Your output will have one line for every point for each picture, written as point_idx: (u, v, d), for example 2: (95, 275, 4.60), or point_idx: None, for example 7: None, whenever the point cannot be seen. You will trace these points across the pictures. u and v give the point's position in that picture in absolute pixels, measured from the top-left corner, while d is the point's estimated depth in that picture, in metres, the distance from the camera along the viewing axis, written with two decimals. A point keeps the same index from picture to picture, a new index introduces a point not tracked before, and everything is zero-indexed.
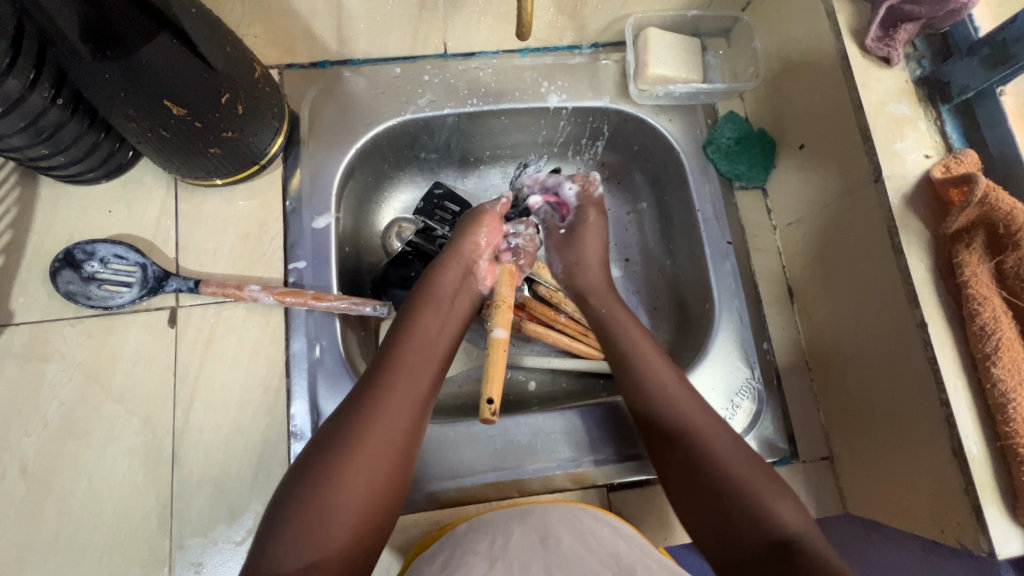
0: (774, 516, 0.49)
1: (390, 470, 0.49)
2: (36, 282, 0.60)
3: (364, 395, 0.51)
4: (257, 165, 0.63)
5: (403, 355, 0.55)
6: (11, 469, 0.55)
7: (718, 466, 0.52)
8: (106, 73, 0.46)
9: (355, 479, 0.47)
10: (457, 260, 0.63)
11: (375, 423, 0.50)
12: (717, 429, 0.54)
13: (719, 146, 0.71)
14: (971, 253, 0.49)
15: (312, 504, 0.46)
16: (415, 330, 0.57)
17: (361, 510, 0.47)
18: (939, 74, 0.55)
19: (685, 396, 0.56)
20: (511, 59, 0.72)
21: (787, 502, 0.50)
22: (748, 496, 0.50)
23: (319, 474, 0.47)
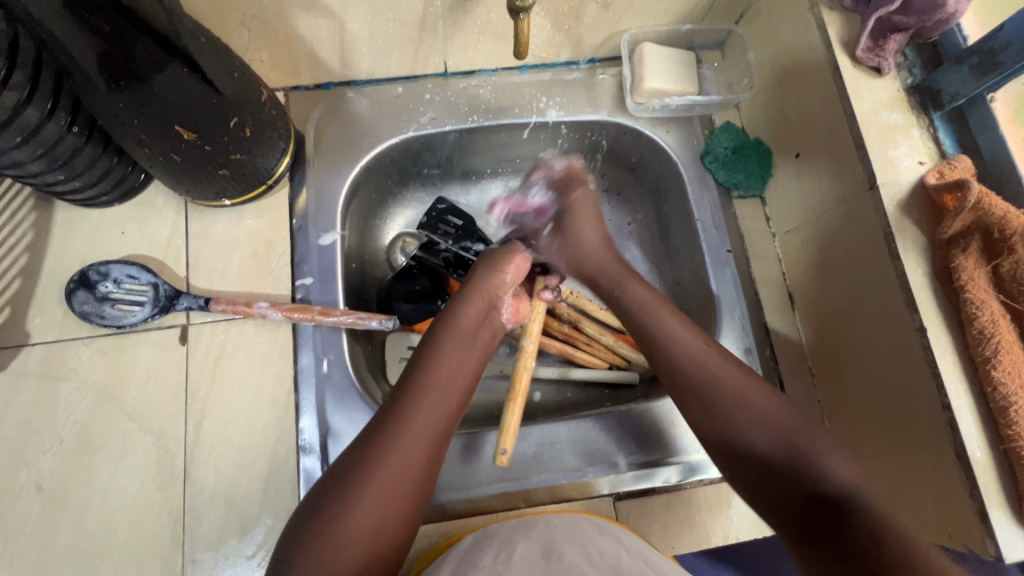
0: (827, 475, 0.48)
1: (407, 502, 0.49)
2: (52, 303, 0.62)
3: (385, 424, 0.51)
4: (265, 185, 0.65)
5: (427, 383, 0.54)
6: (27, 487, 0.57)
7: (764, 432, 0.52)
8: (119, 102, 0.47)
9: (371, 507, 0.47)
10: (480, 294, 0.62)
11: (394, 452, 0.49)
12: (777, 408, 0.53)
13: (717, 156, 0.72)
14: (968, 257, 0.49)
15: (324, 537, 0.45)
16: (438, 360, 0.56)
17: (370, 539, 0.46)
18: (930, 82, 0.56)
19: (744, 382, 0.55)
20: (510, 76, 0.74)
21: (835, 458, 0.49)
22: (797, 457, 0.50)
23: (337, 500, 0.47)
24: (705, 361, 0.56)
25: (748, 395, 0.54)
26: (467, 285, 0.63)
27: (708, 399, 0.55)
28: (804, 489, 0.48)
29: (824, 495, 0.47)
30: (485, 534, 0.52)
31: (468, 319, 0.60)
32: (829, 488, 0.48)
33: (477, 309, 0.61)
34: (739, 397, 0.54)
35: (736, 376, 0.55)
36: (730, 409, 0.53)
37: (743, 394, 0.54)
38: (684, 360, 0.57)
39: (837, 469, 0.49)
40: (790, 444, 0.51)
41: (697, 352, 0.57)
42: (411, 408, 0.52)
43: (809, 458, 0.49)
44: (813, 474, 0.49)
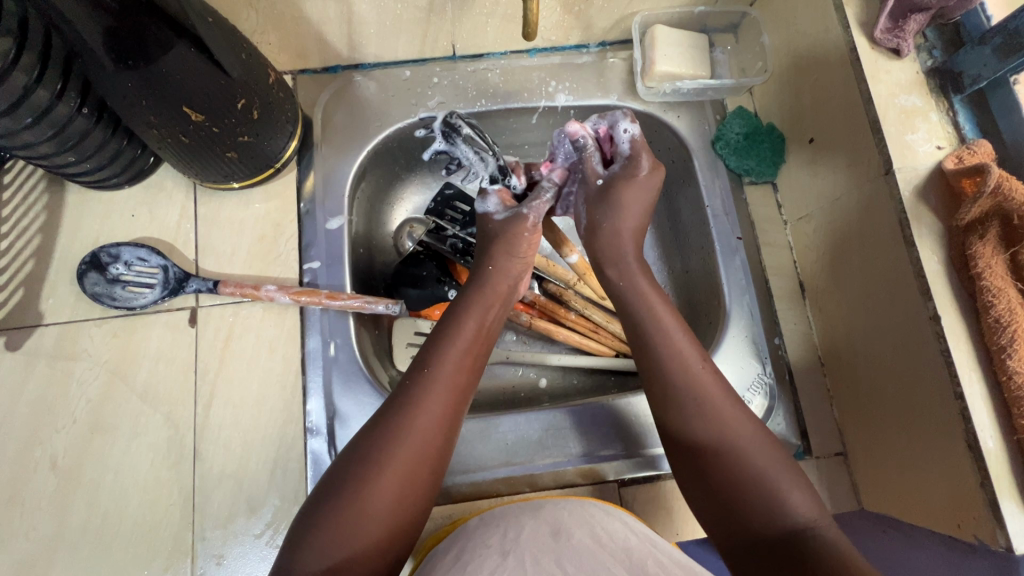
0: (789, 506, 0.47)
1: (421, 479, 0.49)
2: (64, 284, 0.62)
3: (399, 400, 0.51)
4: (272, 168, 0.65)
5: (440, 357, 0.54)
6: (42, 463, 0.58)
7: (735, 450, 0.50)
8: (128, 81, 0.47)
9: (385, 487, 0.47)
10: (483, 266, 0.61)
11: (410, 427, 0.49)
12: (763, 448, 0.50)
13: (728, 141, 0.70)
14: (985, 244, 0.48)
15: (336, 517, 0.45)
16: (447, 335, 0.55)
17: (389, 514, 0.47)
18: (951, 65, 0.54)
19: (730, 406, 0.52)
20: (519, 59, 0.73)
21: (803, 492, 0.48)
22: (765, 487, 0.48)
23: (353, 476, 0.47)
24: (701, 376, 0.53)
25: (718, 403, 0.52)
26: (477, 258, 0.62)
27: (687, 408, 0.52)
28: (761, 519, 0.47)
29: (783, 528, 0.46)
30: (493, 514, 0.52)
31: (481, 294, 0.59)
32: (785, 522, 0.46)
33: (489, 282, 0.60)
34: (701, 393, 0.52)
35: (732, 409, 0.52)
36: (709, 430, 0.51)
37: (728, 423, 0.51)
38: (680, 379, 0.53)
39: (798, 501, 0.47)
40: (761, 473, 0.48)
41: (693, 373, 0.53)
42: (425, 385, 0.52)
43: (776, 489, 0.47)
44: (781, 506, 0.47)
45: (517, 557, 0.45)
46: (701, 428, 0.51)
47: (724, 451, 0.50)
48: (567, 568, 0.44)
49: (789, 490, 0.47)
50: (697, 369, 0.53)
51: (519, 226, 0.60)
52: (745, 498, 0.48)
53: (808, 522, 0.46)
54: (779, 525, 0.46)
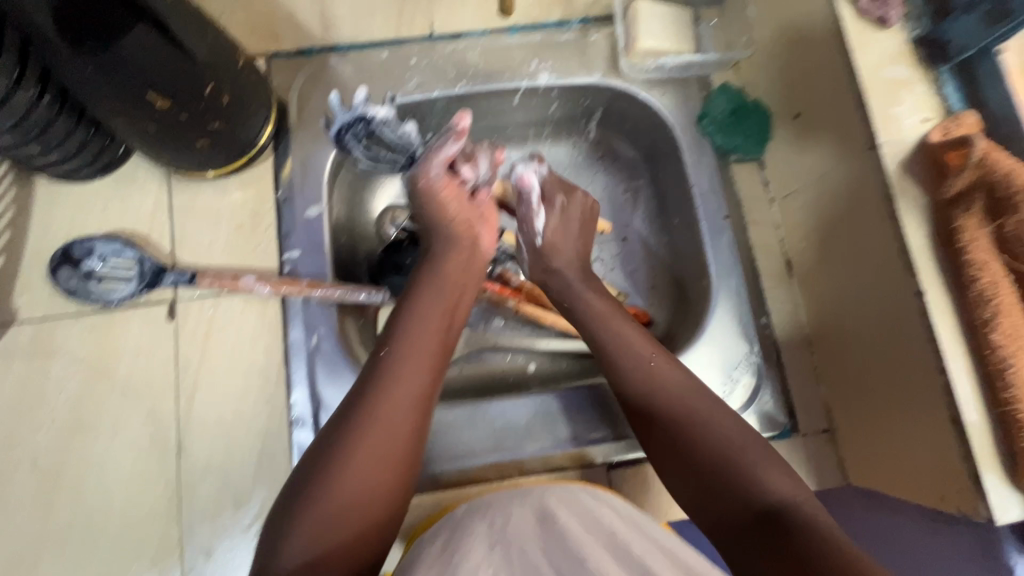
0: (760, 480, 0.48)
1: (397, 464, 0.48)
2: (37, 281, 0.61)
3: (364, 391, 0.50)
4: (247, 155, 0.63)
5: (407, 339, 0.53)
6: (24, 462, 0.57)
7: (708, 434, 0.52)
8: (86, 67, 0.45)
9: (357, 474, 0.47)
10: (458, 243, 0.62)
11: (379, 414, 0.49)
12: (722, 420, 0.52)
13: (714, 119, 0.69)
14: (970, 217, 0.47)
15: (316, 503, 0.45)
16: (416, 320, 0.55)
17: (364, 507, 0.47)
18: (938, 33, 0.53)
19: (691, 388, 0.55)
20: (499, 38, 0.71)
21: (777, 473, 0.49)
22: (738, 470, 0.49)
23: (325, 467, 0.47)
24: (659, 368, 0.56)
25: (670, 381, 0.55)
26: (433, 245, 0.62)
27: (650, 394, 0.55)
28: (738, 504, 0.48)
29: (761, 506, 0.47)
30: (479, 504, 0.52)
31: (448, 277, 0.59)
32: (764, 499, 0.47)
33: (456, 261, 0.61)
34: (653, 372, 0.56)
35: (691, 392, 0.55)
36: (675, 411, 0.54)
37: (693, 404, 0.54)
38: (639, 376, 0.56)
39: (772, 480, 0.48)
40: (732, 454, 0.50)
41: (651, 369, 0.56)
42: (397, 368, 0.51)
43: (750, 468, 0.49)
44: (754, 488, 0.48)
45: (503, 551, 0.46)
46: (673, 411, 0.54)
47: (696, 435, 0.52)
48: (558, 565, 0.45)
49: (761, 471, 0.49)
50: (651, 361, 0.57)
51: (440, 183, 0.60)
52: (723, 476, 0.50)
53: (785, 498, 0.47)
54: (754, 510, 0.47)
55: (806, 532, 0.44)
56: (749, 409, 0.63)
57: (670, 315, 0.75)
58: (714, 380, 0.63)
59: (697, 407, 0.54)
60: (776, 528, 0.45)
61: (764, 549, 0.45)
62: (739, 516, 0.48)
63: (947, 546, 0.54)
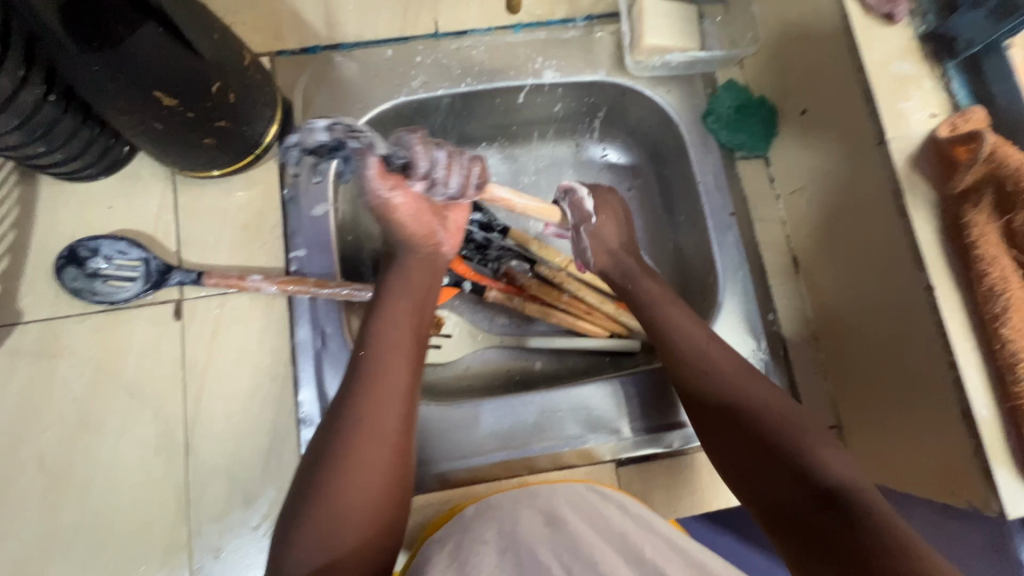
0: (817, 463, 0.48)
1: (393, 468, 0.48)
2: (41, 281, 0.61)
3: (345, 400, 0.50)
4: (253, 154, 0.63)
5: (379, 346, 0.53)
6: (30, 464, 0.57)
7: (771, 413, 0.52)
8: (94, 65, 0.45)
9: (356, 482, 0.47)
10: (420, 242, 0.59)
11: (364, 414, 0.49)
12: (777, 400, 0.52)
13: (719, 116, 0.69)
14: (979, 213, 0.47)
15: (316, 516, 0.45)
16: (387, 324, 0.54)
17: (368, 511, 0.47)
18: (944, 29, 0.53)
19: (745, 379, 0.54)
20: (504, 36, 0.70)
21: (836, 455, 0.48)
22: (795, 454, 0.49)
23: (318, 480, 0.47)
24: (716, 359, 0.55)
25: (718, 359, 0.55)
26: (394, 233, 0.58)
27: (704, 382, 0.55)
28: (798, 489, 0.47)
29: (822, 490, 0.46)
30: (487, 505, 0.52)
31: (414, 271, 0.58)
32: (826, 483, 0.46)
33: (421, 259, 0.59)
34: (704, 349, 0.56)
35: (748, 378, 0.54)
36: (724, 399, 0.54)
37: (757, 393, 0.53)
38: (699, 353, 0.56)
39: (834, 465, 0.48)
40: (790, 437, 0.50)
41: (705, 345, 0.56)
42: (374, 375, 0.51)
43: (808, 455, 0.48)
44: (814, 474, 0.47)
45: (513, 554, 0.46)
46: (721, 403, 0.53)
47: (747, 421, 0.52)
48: (568, 565, 0.44)
49: (820, 453, 0.48)
50: (709, 353, 0.56)
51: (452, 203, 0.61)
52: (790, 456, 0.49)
53: (847, 485, 0.46)
54: (813, 496, 0.46)
55: (870, 521, 0.43)
56: None
57: None
58: None
59: (751, 395, 0.53)
60: (838, 512, 0.44)
61: (826, 533, 0.44)
62: (799, 500, 0.47)
63: (957, 538, 0.55)
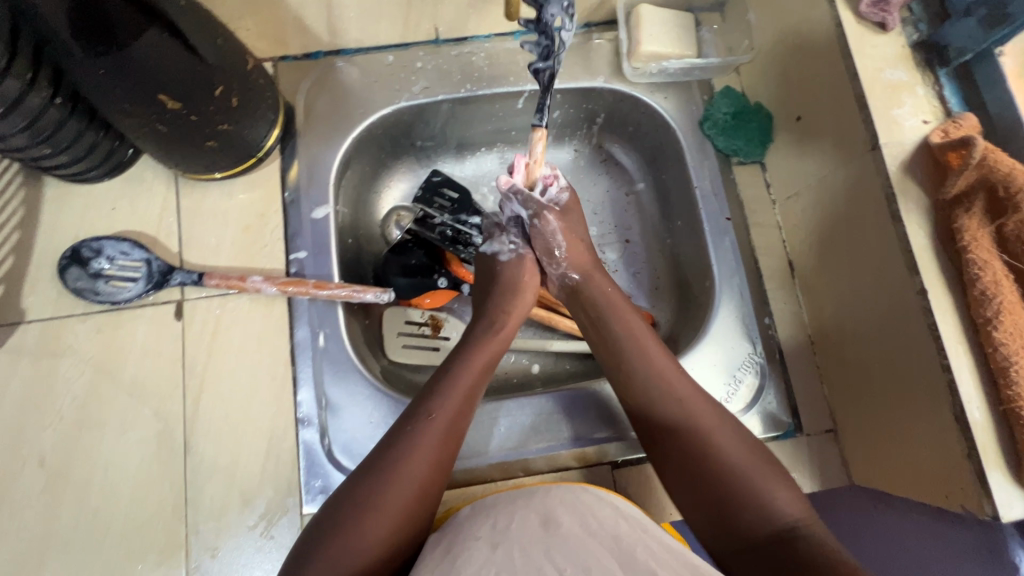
0: (773, 502, 0.47)
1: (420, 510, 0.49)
2: (45, 281, 0.61)
3: (402, 435, 0.51)
4: (255, 157, 0.64)
5: (450, 397, 0.54)
6: (30, 461, 0.57)
7: (712, 435, 0.52)
8: (99, 69, 0.46)
9: (387, 519, 0.47)
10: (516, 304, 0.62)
11: (437, 422, 0.52)
12: (722, 426, 0.53)
13: (716, 121, 0.70)
14: (971, 218, 0.48)
15: (337, 544, 0.46)
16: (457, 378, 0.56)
17: (408, 511, 0.49)
18: (937, 38, 0.54)
19: (705, 411, 0.53)
20: (503, 43, 0.71)
21: (784, 488, 0.48)
22: (746, 484, 0.49)
23: (356, 507, 0.47)
24: (674, 390, 0.55)
25: (673, 377, 0.56)
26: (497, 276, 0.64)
27: (664, 410, 0.54)
28: (750, 518, 0.47)
29: (772, 526, 0.46)
30: (482, 505, 0.53)
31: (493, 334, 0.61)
32: (778, 519, 0.46)
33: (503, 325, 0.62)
34: (652, 361, 0.57)
35: (696, 397, 0.54)
36: (676, 415, 0.54)
37: (699, 414, 0.53)
38: (648, 371, 0.56)
39: (784, 500, 0.47)
40: (738, 466, 0.50)
41: (651, 357, 0.57)
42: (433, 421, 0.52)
43: (759, 486, 0.48)
44: (761, 504, 0.47)
45: (505, 551, 0.46)
46: (682, 425, 0.53)
47: (695, 440, 0.52)
48: (560, 566, 0.44)
49: (772, 487, 0.48)
50: (664, 380, 0.55)
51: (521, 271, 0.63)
52: (734, 484, 0.49)
53: (793, 520, 0.46)
54: (767, 528, 0.46)
55: (820, 555, 0.43)
56: (752, 409, 0.63)
57: (673, 316, 0.75)
58: (717, 380, 0.63)
59: (699, 412, 0.53)
60: (789, 546, 0.45)
61: (779, 570, 0.44)
62: (754, 531, 0.47)
63: (953, 543, 0.55)
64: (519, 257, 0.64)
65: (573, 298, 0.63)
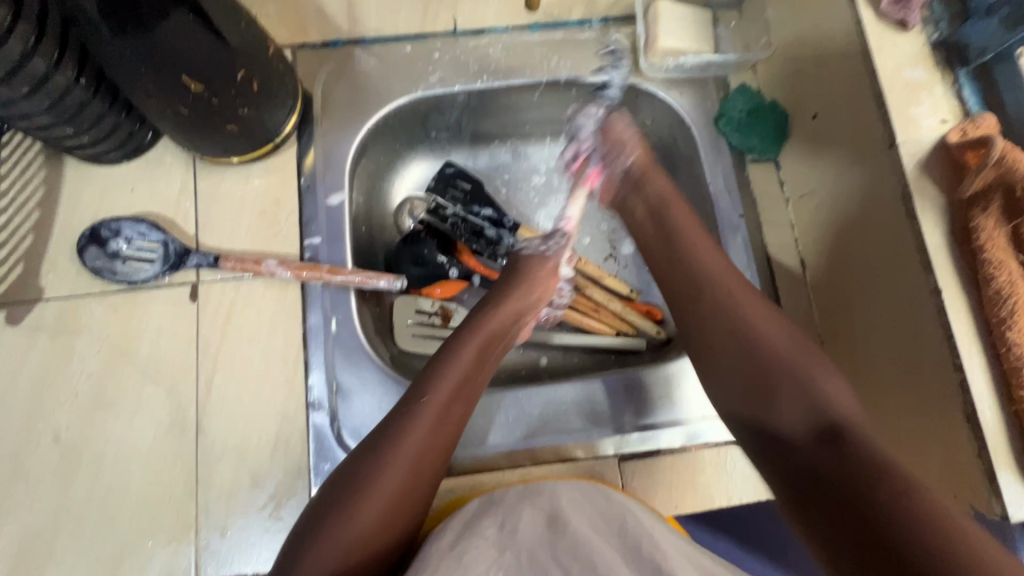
0: (831, 405, 0.52)
1: (419, 493, 0.51)
2: (63, 260, 0.62)
3: (395, 422, 0.52)
4: (272, 143, 0.65)
5: (441, 384, 0.55)
6: (46, 436, 0.58)
7: (774, 352, 0.56)
8: (126, 48, 0.47)
9: (382, 502, 0.49)
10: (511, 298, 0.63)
11: (423, 417, 0.52)
12: (786, 336, 0.57)
13: (731, 119, 0.70)
14: (988, 218, 0.48)
15: (331, 526, 0.47)
16: (451, 364, 0.56)
17: (400, 503, 0.50)
18: (957, 37, 0.54)
19: (785, 337, 0.57)
20: (521, 35, 0.72)
21: (845, 393, 0.53)
22: (804, 389, 0.53)
23: (350, 492, 0.49)
24: (758, 332, 0.57)
25: (734, 289, 0.59)
26: (513, 276, 0.66)
27: (730, 333, 0.58)
28: (801, 421, 0.52)
29: (828, 424, 0.51)
30: (490, 501, 0.52)
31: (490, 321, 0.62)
32: (831, 419, 0.51)
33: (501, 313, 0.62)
34: (711, 270, 0.60)
35: (761, 313, 0.58)
36: (743, 329, 0.57)
37: (760, 329, 0.57)
38: (709, 286, 0.60)
39: (842, 401, 0.52)
40: (796, 370, 0.54)
41: (711, 269, 0.60)
42: (425, 406, 0.53)
43: (816, 389, 0.53)
44: (823, 407, 0.52)
45: (513, 555, 0.48)
46: (745, 338, 0.57)
47: (753, 352, 0.56)
48: (566, 566, 0.47)
49: (830, 391, 0.53)
50: (732, 303, 0.59)
51: (539, 266, 0.66)
52: (791, 391, 0.54)
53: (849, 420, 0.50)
54: (819, 428, 0.51)
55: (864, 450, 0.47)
56: None
57: None
58: None
59: (761, 326, 0.57)
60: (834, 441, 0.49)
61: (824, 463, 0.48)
62: (804, 433, 0.51)
63: None
64: (541, 253, 0.67)
65: (654, 222, 0.65)
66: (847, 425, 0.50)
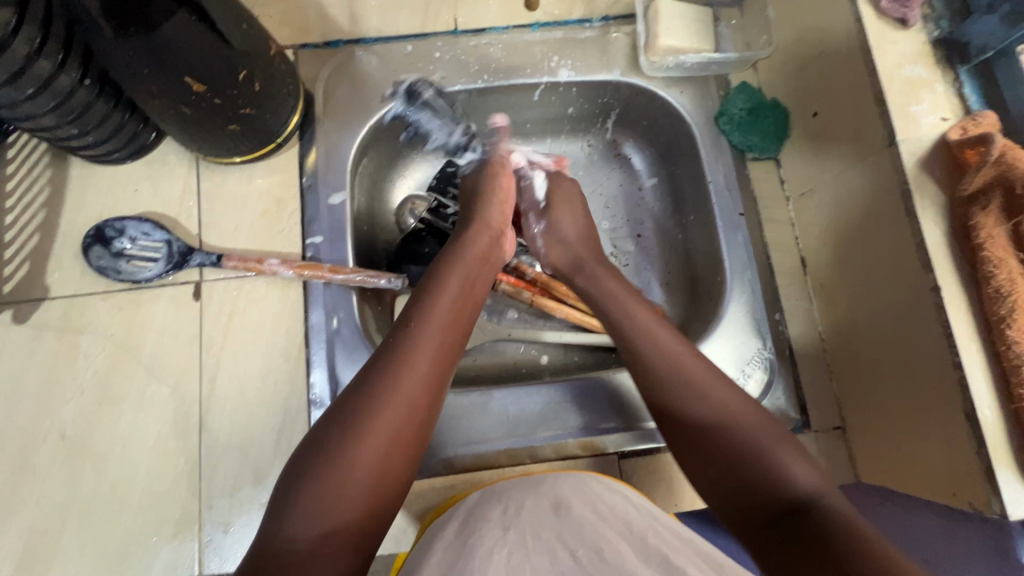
0: (789, 479, 0.45)
1: (413, 435, 0.47)
2: (68, 259, 0.63)
3: (380, 361, 0.49)
4: (274, 143, 0.65)
5: (426, 320, 0.52)
6: (52, 433, 0.59)
7: (721, 415, 0.50)
8: (130, 50, 0.47)
9: (377, 446, 0.45)
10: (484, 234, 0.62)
11: (414, 352, 0.49)
12: (732, 397, 0.51)
13: (732, 117, 0.70)
14: (988, 215, 0.48)
15: (324, 477, 0.43)
16: (434, 302, 0.54)
17: (395, 449, 0.46)
18: (958, 35, 0.54)
19: (735, 401, 0.50)
20: (521, 34, 0.72)
21: (802, 463, 0.46)
22: (756, 459, 0.47)
23: (338, 436, 0.45)
24: (688, 373, 0.53)
25: (669, 347, 0.55)
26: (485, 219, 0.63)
27: (675, 398, 0.52)
28: (764, 491, 0.45)
29: (790, 498, 0.44)
30: (491, 490, 0.53)
31: (470, 258, 0.59)
32: (794, 493, 0.44)
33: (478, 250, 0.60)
34: (651, 335, 0.56)
35: (700, 372, 0.53)
36: (687, 392, 0.52)
37: (704, 386, 0.52)
38: (654, 356, 0.55)
39: (800, 475, 0.45)
40: (745, 442, 0.48)
41: (650, 333, 0.56)
42: (413, 341, 0.50)
43: (772, 459, 0.46)
44: (778, 480, 0.45)
45: (517, 533, 0.47)
46: (686, 402, 0.51)
47: (702, 413, 0.50)
48: (573, 548, 0.46)
49: (786, 462, 0.46)
50: (676, 364, 0.54)
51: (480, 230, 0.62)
52: (748, 461, 0.47)
53: (811, 494, 0.44)
54: (782, 501, 0.44)
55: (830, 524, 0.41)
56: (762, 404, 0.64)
57: (684, 311, 0.75)
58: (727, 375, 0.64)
59: (705, 383, 0.52)
60: (801, 517, 0.42)
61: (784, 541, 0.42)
62: (769, 503, 0.45)
63: None
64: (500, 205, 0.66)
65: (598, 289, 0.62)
66: (813, 500, 0.43)
